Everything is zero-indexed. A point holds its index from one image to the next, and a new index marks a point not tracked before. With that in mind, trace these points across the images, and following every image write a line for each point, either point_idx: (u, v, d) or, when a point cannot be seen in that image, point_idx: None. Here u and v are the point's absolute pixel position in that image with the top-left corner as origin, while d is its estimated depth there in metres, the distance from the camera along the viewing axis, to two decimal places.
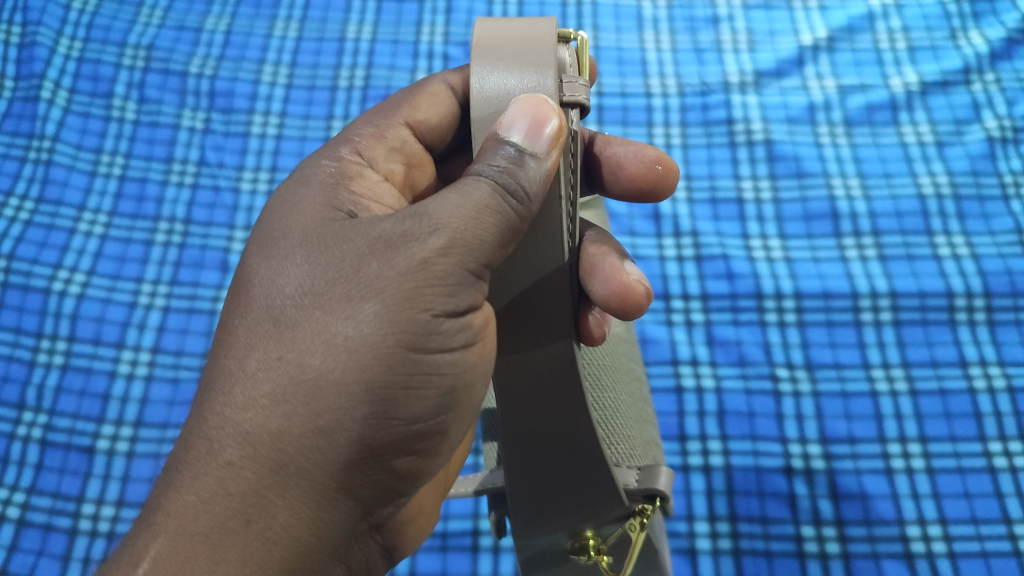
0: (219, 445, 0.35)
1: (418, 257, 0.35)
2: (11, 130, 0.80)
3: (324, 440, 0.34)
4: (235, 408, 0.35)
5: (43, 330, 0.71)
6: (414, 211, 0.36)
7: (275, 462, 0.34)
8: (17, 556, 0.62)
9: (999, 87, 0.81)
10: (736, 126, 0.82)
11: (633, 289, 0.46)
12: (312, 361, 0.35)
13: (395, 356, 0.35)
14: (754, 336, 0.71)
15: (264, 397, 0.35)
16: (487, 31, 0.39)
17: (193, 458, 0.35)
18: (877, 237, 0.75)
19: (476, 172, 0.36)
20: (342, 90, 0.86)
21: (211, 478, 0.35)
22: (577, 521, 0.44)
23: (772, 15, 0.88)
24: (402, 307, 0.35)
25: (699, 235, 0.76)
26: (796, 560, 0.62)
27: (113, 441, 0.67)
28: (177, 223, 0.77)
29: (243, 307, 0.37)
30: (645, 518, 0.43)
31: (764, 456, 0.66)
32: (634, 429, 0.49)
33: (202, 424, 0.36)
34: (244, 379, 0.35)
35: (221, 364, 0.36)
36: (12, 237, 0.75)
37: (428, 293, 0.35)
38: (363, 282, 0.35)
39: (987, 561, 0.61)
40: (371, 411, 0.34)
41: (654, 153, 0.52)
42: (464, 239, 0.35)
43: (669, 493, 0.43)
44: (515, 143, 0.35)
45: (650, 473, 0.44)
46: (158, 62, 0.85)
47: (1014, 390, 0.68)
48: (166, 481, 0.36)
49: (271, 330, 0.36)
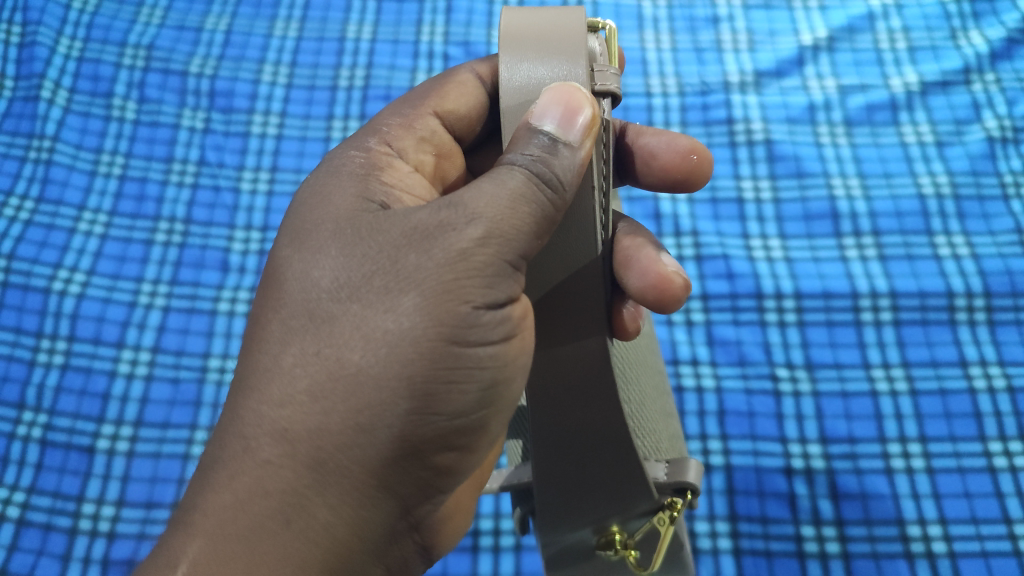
0: (255, 443, 0.35)
1: (457, 247, 0.35)
2: (10, 129, 0.80)
3: (364, 436, 0.34)
4: (271, 405, 0.35)
5: (42, 329, 0.71)
6: (450, 202, 0.36)
7: (315, 459, 0.34)
8: (17, 556, 0.62)
9: (999, 87, 0.81)
10: (736, 126, 0.82)
11: (670, 280, 0.46)
12: (352, 356, 0.35)
13: (437, 350, 0.34)
14: (754, 336, 0.71)
15: (303, 393, 0.35)
16: (515, 21, 0.39)
17: (228, 457, 0.35)
18: (877, 237, 0.75)
19: (510, 161, 0.36)
20: (343, 90, 0.86)
21: (248, 478, 0.34)
22: (604, 517, 0.44)
23: (772, 15, 0.88)
24: (442, 299, 0.35)
25: (699, 235, 0.76)
26: (796, 560, 0.62)
27: (113, 441, 0.67)
28: (177, 223, 0.77)
29: (277, 300, 0.37)
30: (675, 511, 0.43)
31: (765, 456, 0.66)
32: (660, 424, 0.49)
33: (237, 422, 0.36)
34: (281, 375, 0.35)
35: (255, 359, 0.36)
36: (12, 237, 0.75)
37: (467, 285, 0.35)
38: (401, 274, 0.35)
39: (987, 561, 0.61)
40: (412, 407, 0.34)
41: (688, 143, 0.52)
42: (501, 229, 0.35)
43: (699, 485, 0.43)
44: (549, 132, 0.36)
45: (680, 466, 0.43)
46: (158, 62, 0.85)
47: (1014, 390, 0.68)
48: (198, 480, 0.36)
49: (307, 324, 0.36)
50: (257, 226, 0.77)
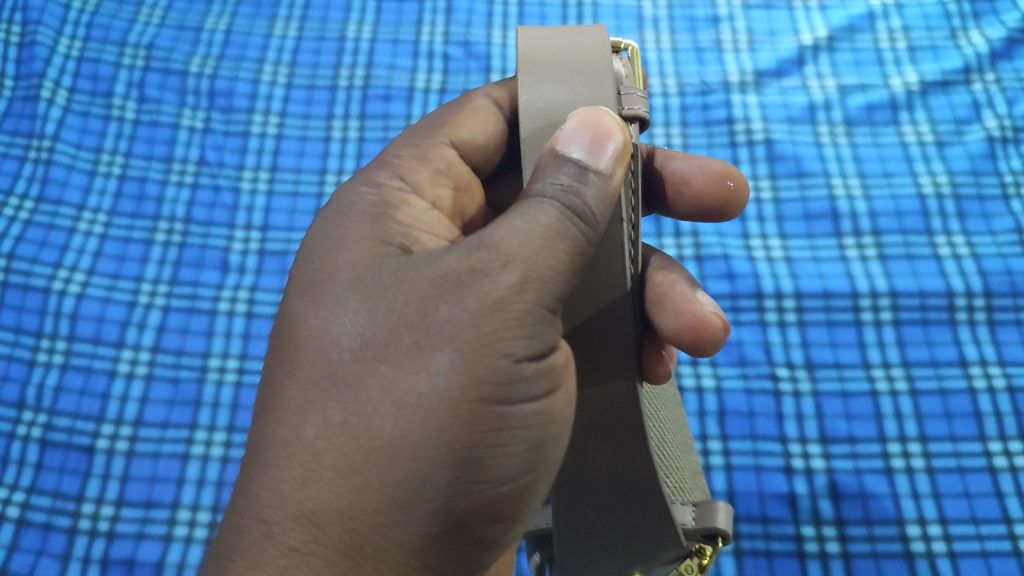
0: (281, 528, 0.34)
1: (492, 297, 0.34)
2: (11, 129, 0.80)
3: (404, 512, 0.34)
4: (295, 483, 0.34)
5: (43, 329, 0.71)
6: (480, 244, 0.35)
7: (348, 543, 0.33)
8: (17, 555, 0.62)
9: (1000, 87, 0.81)
10: (736, 126, 0.82)
11: (707, 321, 0.46)
12: (382, 425, 0.34)
13: (476, 412, 0.34)
14: (754, 336, 0.71)
15: (329, 469, 0.34)
16: (532, 43, 0.41)
17: (250, 544, 0.34)
18: (877, 237, 0.75)
19: (539, 193, 0.36)
20: (342, 89, 0.86)
21: (274, 567, 0.34)
22: (627, 566, 0.44)
23: (772, 14, 0.88)
24: (478, 355, 0.34)
25: (699, 235, 0.76)
26: (796, 560, 0.62)
27: (113, 441, 0.67)
28: (177, 222, 0.77)
29: (293, 362, 0.36)
30: (704, 558, 0.45)
31: (764, 456, 0.66)
32: (683, 460, 0.50)
33: (256, 503, 0.35)
34: (304, 449, 0.34)
35: (271, 431, 0.35)
36: (12, 236, 0.75)
37: (507, 339, 0.34)
38: (432, 332, 0.34)
39: (987, 561, 0.61)
40: (454, 475, 0.34)
41: (722, 167, 0.52)
42: (537, 271, 0.35)
43: (728, 531, 0.44)
44: (578, 159, 0.36)
45: (708, 511, 0.44)
46: (158, 62, 0.85)
47: (1015, 390, 0.68)
48: (217, 566, 0.35)
49: (329, 390, 0.35)
50: (257, 226, 0.77)
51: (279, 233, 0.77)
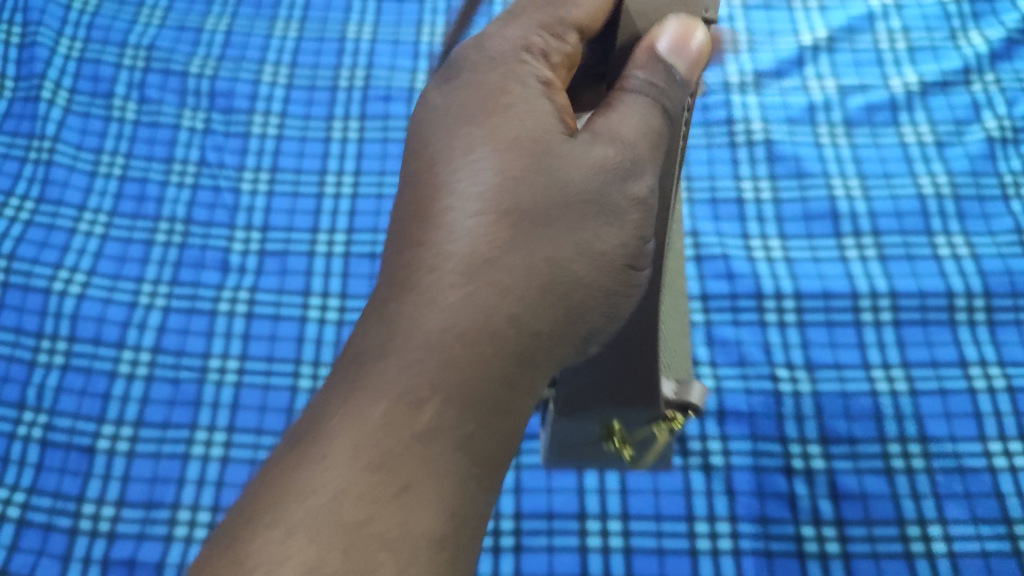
0: (457, 345, 0.36)
1: (636, 178, 0.40)
2: (11, 130, 0.80)
3: (559, 340, 0.39)
4: (473, 304, 0.36)
5: (43, 330, 0.71)
6: (614, 131, 0.40)
7: (516, 357, 0.37)
8: (18, 556, 0.62)
9: (999, 87, 0.82)
10: (736, 127, 0.82)
11: None
12: (553, 263, 0.38)
13: (615, 268, 0.40)
14: (753, 336, 0.71)
15: (509, 294, 0.37)
16: None
17: (426, 357, 0.35)
18: (877, 237, 0.75)
19: (641, 89, 0.40)
20: (343, 90, 0.86)
21: (451, 369, 0.35)
22: (606, 415, 0.52)
23: (772, 15, 0.88)
24: (619, 221, 0.40)
25: (699, 235, 0.76)
26: (796, 560, 0.62)
27: (113, 441, 0.67)
28: (177, 223, 0.77)
29: (459, 203, 0.38)
30: (674, 425, 0.52)
31: (764, 456, 0.66)
32: (669, 353, 0.56)
33: (428, 322, 0.36)
34: (485, 278, 0.37)
35: (440, 262, 0.37)
36: (13, 237, 0.75)
37: (637, 215, 0.41)
38: (573, 216, 0.39)
39: (987, 561, 0.61)
40: (591, 316, 0.40)
41: None
42: (655, 160, 0.41)
43: (700, 406, 0.52)
44: (674, 64, 0.40)
45: (686, 388, 0.52)
46: (158, 62, 0.85)
47: (1014, 390, 0.68)
48: (364, 383, 0.35)
49: (502, 227, 0.38)
50: (257, 227, 0.77)
51: (279, 234, 0.77)
